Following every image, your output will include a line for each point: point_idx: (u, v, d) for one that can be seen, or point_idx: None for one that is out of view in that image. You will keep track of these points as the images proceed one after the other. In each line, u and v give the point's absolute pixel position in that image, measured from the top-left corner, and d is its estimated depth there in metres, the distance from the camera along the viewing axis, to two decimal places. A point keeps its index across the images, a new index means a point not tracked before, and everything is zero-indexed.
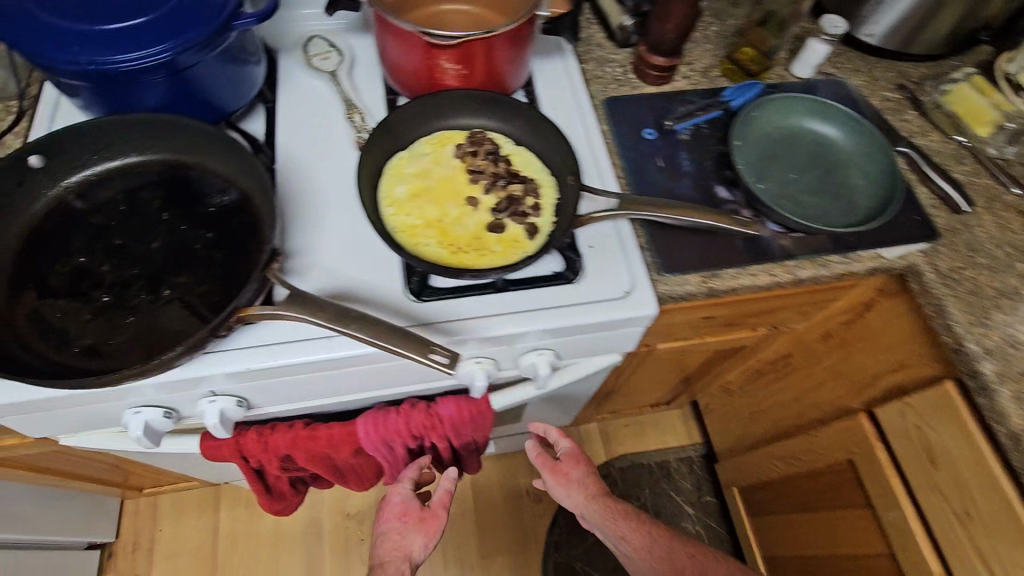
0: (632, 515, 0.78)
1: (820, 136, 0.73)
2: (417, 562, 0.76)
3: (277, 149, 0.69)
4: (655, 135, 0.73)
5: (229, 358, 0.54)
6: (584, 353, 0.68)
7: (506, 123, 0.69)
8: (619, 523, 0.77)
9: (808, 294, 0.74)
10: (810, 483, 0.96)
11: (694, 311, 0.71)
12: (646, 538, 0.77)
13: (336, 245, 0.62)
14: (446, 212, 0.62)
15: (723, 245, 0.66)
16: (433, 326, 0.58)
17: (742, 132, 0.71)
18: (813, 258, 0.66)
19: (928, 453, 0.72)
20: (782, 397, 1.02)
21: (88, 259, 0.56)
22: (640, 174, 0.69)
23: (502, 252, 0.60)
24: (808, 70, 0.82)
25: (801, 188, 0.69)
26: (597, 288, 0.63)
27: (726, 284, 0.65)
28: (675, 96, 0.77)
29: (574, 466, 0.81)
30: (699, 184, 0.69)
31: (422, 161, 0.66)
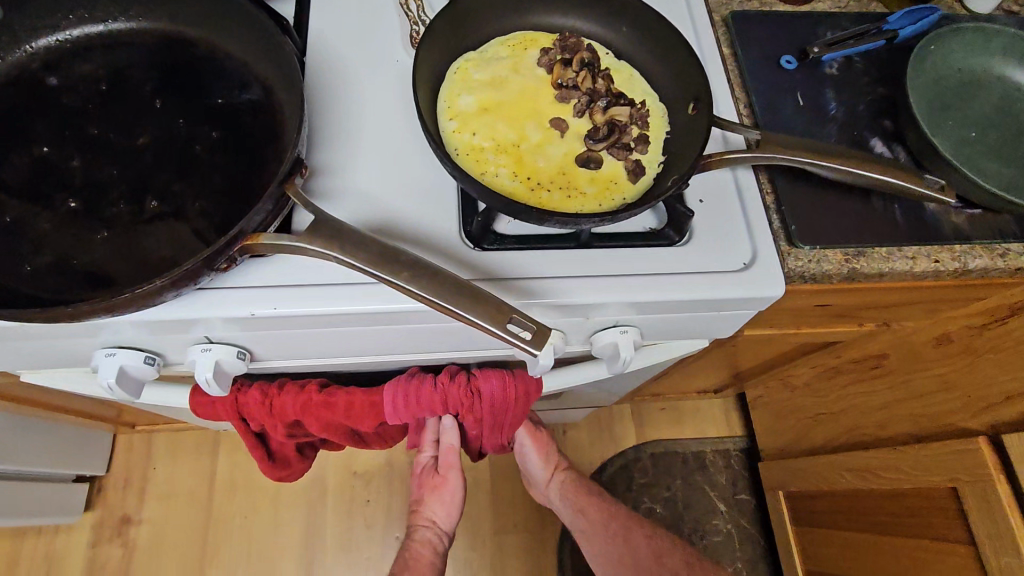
0: (594, 492, 0.87)
1: (1011, 87, 0.55)
2: (444, 528, 0.84)
3: (311, 37, 0.53)
4: (794, 65, 0.56)
5: (228, 299, 0.41)
6: (672, 335, 0.54)
7: (608, 30, 0.53)
8: (578, 497, 0.85)
9: (957, 289, 0.58)
10: (891, 504, 0.82)
11: (814, 297, 0.56)
12: (603, 514, 0.84)
13: (374, 165, 0.48)
14: (525, 135, 0.47)
15: (876, 216, 0.50)
16: (496, 283, 0.45)
17: (914, 71, 0.54)
18: (988, 244, 0.51)
19: None
20: (863, 402, 0.87)
21: (55, 150, 0.43)
22: (771, 113, 0.53)
23: (596, 195, 0.45)
24: (990, 3, 0.63)
25: (985, 151, 0.52)
26: (709, 255, 0.48)
27: (874, 267, 0.49)
28: (819, 19, 0.60)
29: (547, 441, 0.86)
30: (848, 134, 0.53)
31: (496, 66, 0.50)
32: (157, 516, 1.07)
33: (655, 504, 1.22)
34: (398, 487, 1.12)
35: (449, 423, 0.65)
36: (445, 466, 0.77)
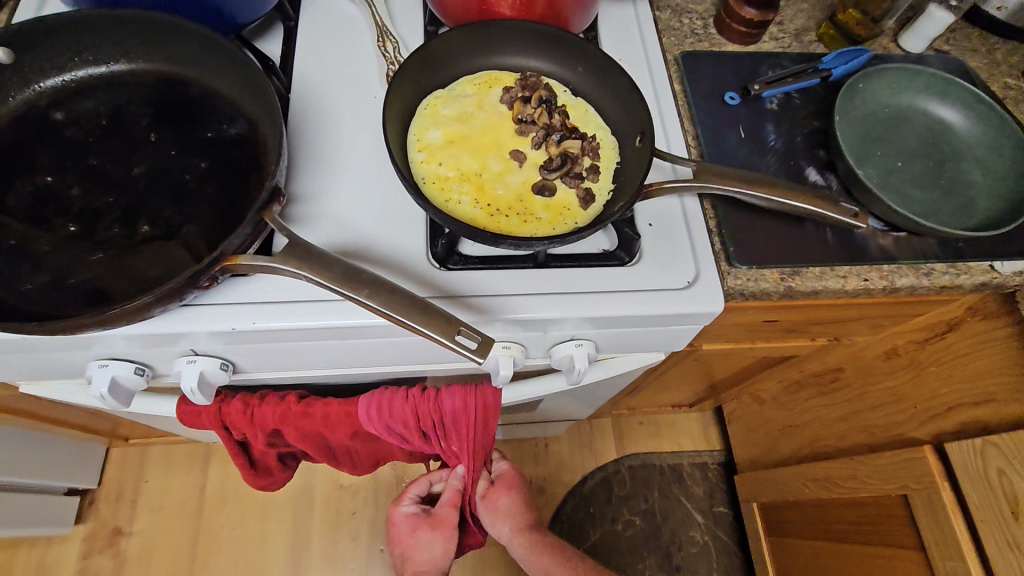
0: (555, 550, 0.89)
1: (934, 120, 0.61)
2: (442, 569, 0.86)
3: (295, 75, 0.58)
4: (738, 100, 0.61)
5: (212, 314, 0.45)
6: (628, 348, 0.58)
7: (566, 70, 0.58)
8: (540, 555, 0.88)
9: (895, 306, 0.62)
10: (850, 513, 0.85)
11: (761, 313, 0.60)
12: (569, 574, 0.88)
13: (350, 192, 0.52)
14: (486, 166, 0.52)
15: (809, 239, 0.55)
16: (459, 300, 0.49)
17: (844, 107, 0.59)
18: (914, 265, 0.56)
19: (1013, 503, 0.60)
20: (826, 415, 0.91)
21: (57, 179, 0.47)
22: (716, 144, 0.58)
23: (549, 220, 0.50)
24: (921, 44, 0.69)
25: (908, 179, 0.58)
26: (655, 275, 0.52)
27: (809, 285, 0.54)
28: (762, 59, 0.66)
29: (503, 493, 0.88)
30: (786, 164, 0.58)
31: (462, 103, 0.55)
32: (147, 528, 1.09)
33: (634, 516, 1.25)
34: (383, 499, 1.14)
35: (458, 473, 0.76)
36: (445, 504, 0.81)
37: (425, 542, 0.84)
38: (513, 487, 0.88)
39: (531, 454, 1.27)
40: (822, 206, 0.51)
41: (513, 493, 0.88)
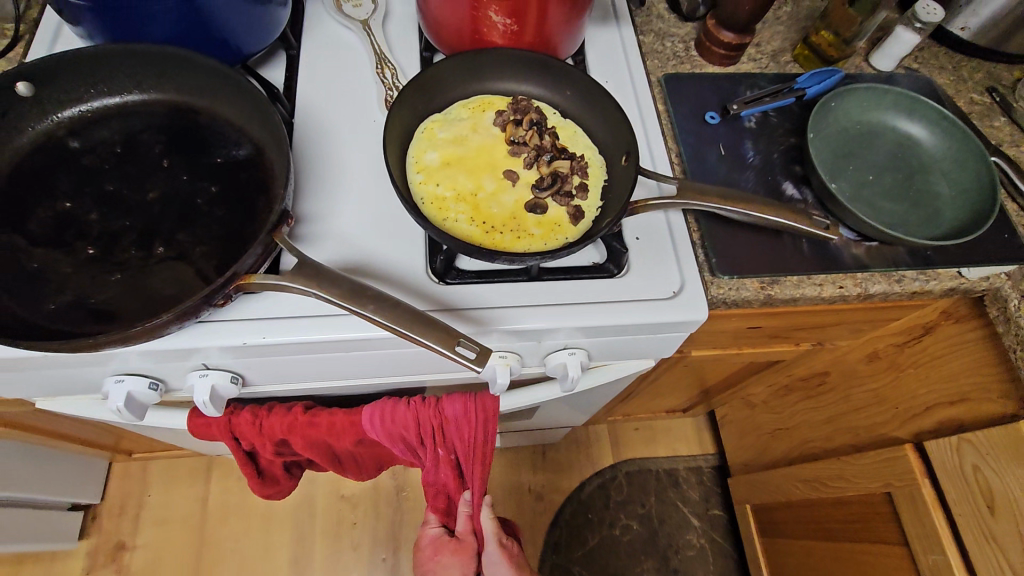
0: None
1: (902, 136, 0.65)
2: None
3: (298, 102, 0.62)
4: (718, 119, 0.65)
5: (224, 330, 0.47)
6: (618, 355, 0.61)
7: (555, 93, 0.61)
8: None
9: (872, 311, 0.66)
10: (838, 512, 0.88)
11: (745, 320, 0.63)
12: None
13: (353, 213, 0.55)
14: (481, 186, 0.55)
15: (787, 249, 0.58)
16: (457, 313, 0.52)
17: (817, 125, 0.63)
18: (887, 272, 0.59)
19: (987, 497, 0.64)
20: (813, 418, 0.94)
21: (76, 205, 0.50)
22: (698, 162, 0.62)
23: (542, 236, 0.53)
24: (890, 62, 0.74)
25: (878, 192, 0.61)
26: (642, 286, 0.55)
27: (787, 293, 0.57)
28: (740, 80, 0.70)
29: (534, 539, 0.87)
30: (764, 179, 0.62)
31: (458, 126, 0.58)
32: (150, 543, 1.11)
33: (631, 521, 1.27)
34: (384, 509, 1.16)
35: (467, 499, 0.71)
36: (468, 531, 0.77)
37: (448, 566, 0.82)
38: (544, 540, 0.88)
39: (529, 462, 1.30)
40: (796, 219, 0.55)
41: None
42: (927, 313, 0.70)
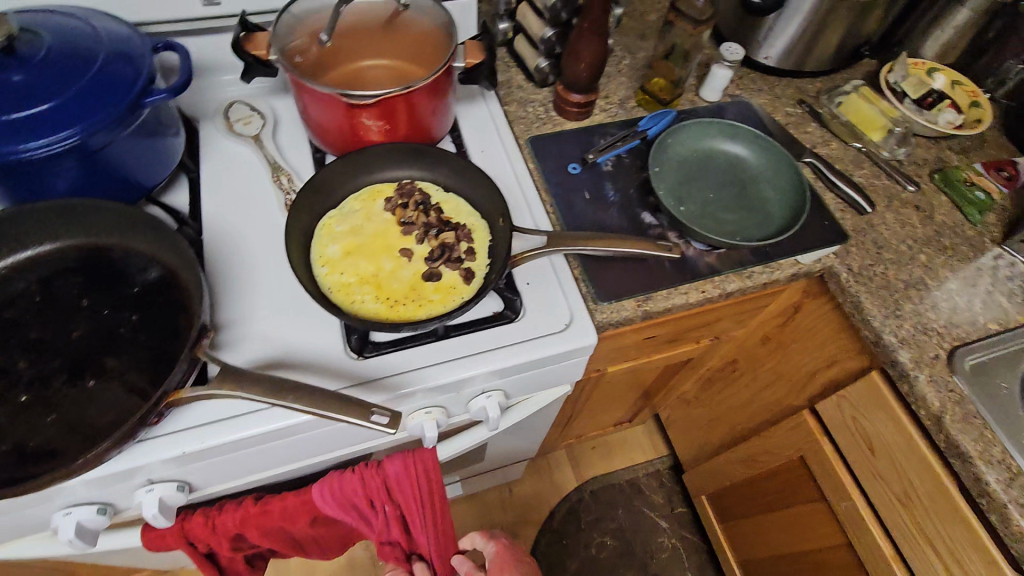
0: None
1: (731, 155, 0.77)
2: None
3: (204, 219, 0.68)
4: (579, 169, 0.75)
5: (163, 444, 0.52)
6: (533, 388, 0.69)
7: (435, 172, 0.70)
8: None
9: (742, 303, 0.77)
10: (771, 481, 0.98)
11: (635, 333, 0.73)
12: None
13: (270, 313, 0.61)
14: (381, 267, 0.62)
15: (653, 269, 0.69)
16: (377, 383, 0.58)
17: (660, 160, 0.75)
18: (738, 271, 0.70)
19: (866, 440, 0.75)
20: (734, 402, 1.05)
21: (3, 357, 0.54)
22: (569, 209, 0.72)
23: (440, 300, 0.60)
24: (716, 94, 0.88)
25: (720, 207, 0.73)
26: (537, 325, 0.64)
27: (661, 306, 0.67)
28: (594, 130, 0.81)
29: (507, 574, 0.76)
30: (626, 213, 0.72)
31: (353, 218, 0.65)
32: None
33: (605, 537, 1.33)
34: None
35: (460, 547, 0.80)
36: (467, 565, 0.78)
37: None
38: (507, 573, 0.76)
39: (498, 501, 1.34)
40: (649, 247, 0.65)
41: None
42: (790, 297, 0.83)
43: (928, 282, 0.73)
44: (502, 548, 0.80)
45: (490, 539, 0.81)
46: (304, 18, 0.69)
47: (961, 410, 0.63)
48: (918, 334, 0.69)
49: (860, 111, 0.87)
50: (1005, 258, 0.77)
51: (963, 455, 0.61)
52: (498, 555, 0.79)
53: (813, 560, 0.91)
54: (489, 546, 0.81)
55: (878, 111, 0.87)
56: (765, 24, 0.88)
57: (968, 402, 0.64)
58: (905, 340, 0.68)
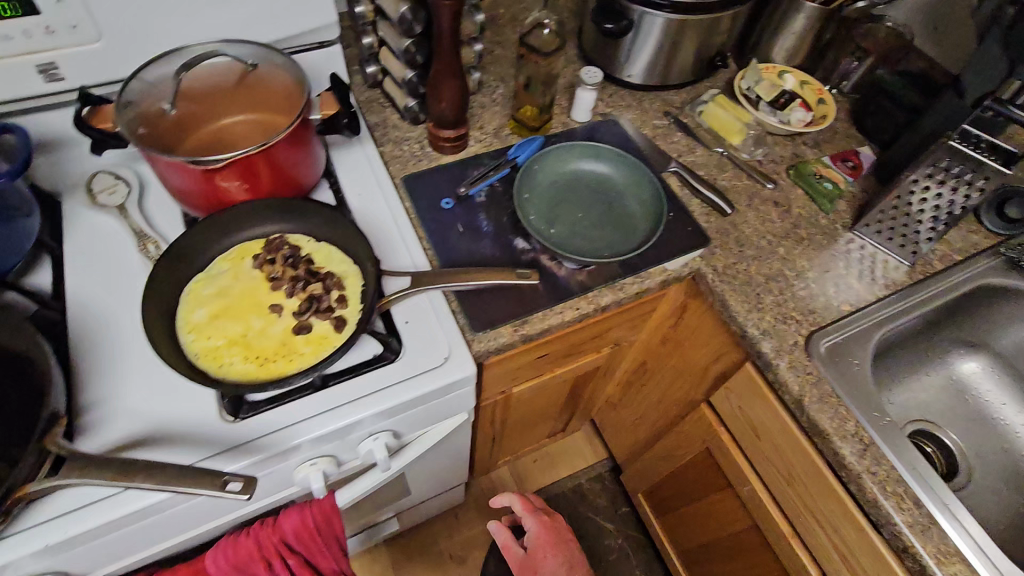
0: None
1: (597, 173, 0.81)
2: None
3: (67, 297, 0.66)
4: (452, 203, 0.78)
5: (19, 542, 0.50)
6: (425, 423, 0.70)
7: (305, 222, 0.70)
8: None
9: (625, 312, 0.81)
10: (688, 474, 1.02)
11: (523, 355, 0.76)
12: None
13: (138, 387, 0.60)
14: (250, 326, 0.63)
15: (527, 293, 0.71)
16: (253, 444, 0.58)
17: (528, 186, 0.78)
18: (609, 285, 0.73)
19: (752, 426, 0.79)
20: (649, 400, 1.09)
21: None
22: (445, 244, 0.74)
23: (311, 352, 0.61)
24: (586, 114, 0.91)
25: (589, 225, 0.77)
26: (415, 363, 0.65)
27: (537, 328, 0.70)
28: (468, 162, 0.83)
29: (550, 552, 0.85)
30: (500, 242, 0.75)
31: (220, 280, 0.65)
32: None
33: None
34: None
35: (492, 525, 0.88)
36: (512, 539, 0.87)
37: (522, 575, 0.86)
38: (552, 551, 0.85)
39: (445, 528, 1.34)
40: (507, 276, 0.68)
41: (554, 557, 0.84)
42: (676, 297, 0.87)
43: (786, 273, 0.79)
44: (545, 525, 0.88)
45: (533, 516, 0.89)
46: (155, 84, 0.69)
47: (816, 391, 0.69)
48: (779, 324, 0.74)
49: (718, 119, 0.93)
50: (856, 242, 0.84)
51: (822, 432, 0.67)
52: (538, 532, 0.87)
53: (731, 544, 0.95)
54: (530, 522, 0.88)
55: (733, 117, 0.93)
56: (623, 47, 0.92)
57: (824, 382, 0.69)
58: (767, 331, 0.73)
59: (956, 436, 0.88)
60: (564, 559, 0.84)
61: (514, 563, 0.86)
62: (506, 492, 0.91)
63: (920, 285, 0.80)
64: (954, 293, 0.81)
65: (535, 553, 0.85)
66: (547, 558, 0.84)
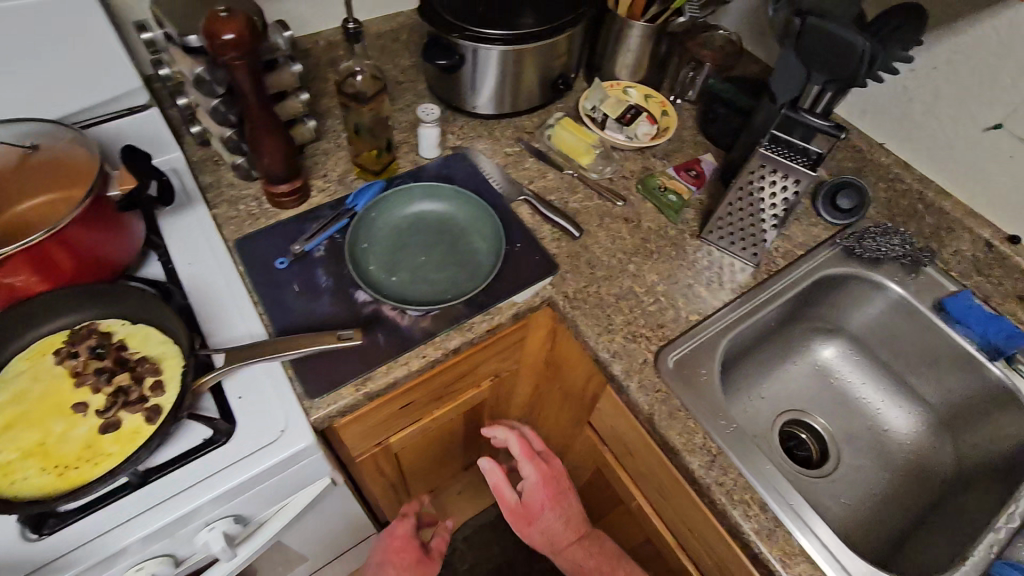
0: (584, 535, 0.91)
1: (440, 214, 0.80)
2: (537, 537, 0.92)
3: None
4: (288, 262, 0.75)
5: None
6: (275, 500, 0.67)
7: (117, 305, 0.66)
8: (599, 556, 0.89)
9: (486, 350, 0.80)
10: (590, 492, 1.02)
11: (382, 410, 0.74)
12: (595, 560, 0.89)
13: None
14: (49, 432, 0.58)
15: (369, 348, 0.69)
16: (57, 562, 0.55)
17: (368, 235, 0.77)
18: (457, 326, 0.72)
19: (624, 445, 0.81)
20: (548, 423, 1.08)
21: None
22: (281, 307, 0.71)
23: (119, 451, 0.57)
24: (434, 151, 0.90)
25: (432, 268, 0.76)
26: (247, 442, 0.62)
27: (381, 383, 0.68)
28: (308, 215, 0.81)
29: (552, 503, 0.89)
30: (339, 297, 0.72)
31: (16, 383, 0.61)
32: None
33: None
34: None
35: (487, 466, 0.88)
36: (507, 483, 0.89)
37: (518, 514, 0.91)
38: (555, 502, 0.89)
39: None
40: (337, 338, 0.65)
41: (557, 506, 0.90)
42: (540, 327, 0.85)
43: (636, 290, 0.80)
44: (546, 473, 0.90)
45: (532, 463, 0.90)
46: None
47: (665, 407, 0.70)
48: (628, 343, 0.75)
49: (565, 143, 0.94)
50: (705, 250, 0.86)
51: (672, 448, 0.68)
52: (539, 478, 0.89)
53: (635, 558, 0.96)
54: (528, 469, 0.89)
55: (580, 138, 0.94)
56: (464, 79, 0.92)
57: (672, 398, 0.71)
58: (618, 353, 0.74)
59: (824, 421, 0.91)
60: (563, 511, 0.90)
61: (508, 506, 0.90)
62: (504, 431, 0.91)
63: (763, 286, 0.83)
64: (796, 289, 0.84)
65: (534, 502, 0.89)
66: (549, 509, 0.89)
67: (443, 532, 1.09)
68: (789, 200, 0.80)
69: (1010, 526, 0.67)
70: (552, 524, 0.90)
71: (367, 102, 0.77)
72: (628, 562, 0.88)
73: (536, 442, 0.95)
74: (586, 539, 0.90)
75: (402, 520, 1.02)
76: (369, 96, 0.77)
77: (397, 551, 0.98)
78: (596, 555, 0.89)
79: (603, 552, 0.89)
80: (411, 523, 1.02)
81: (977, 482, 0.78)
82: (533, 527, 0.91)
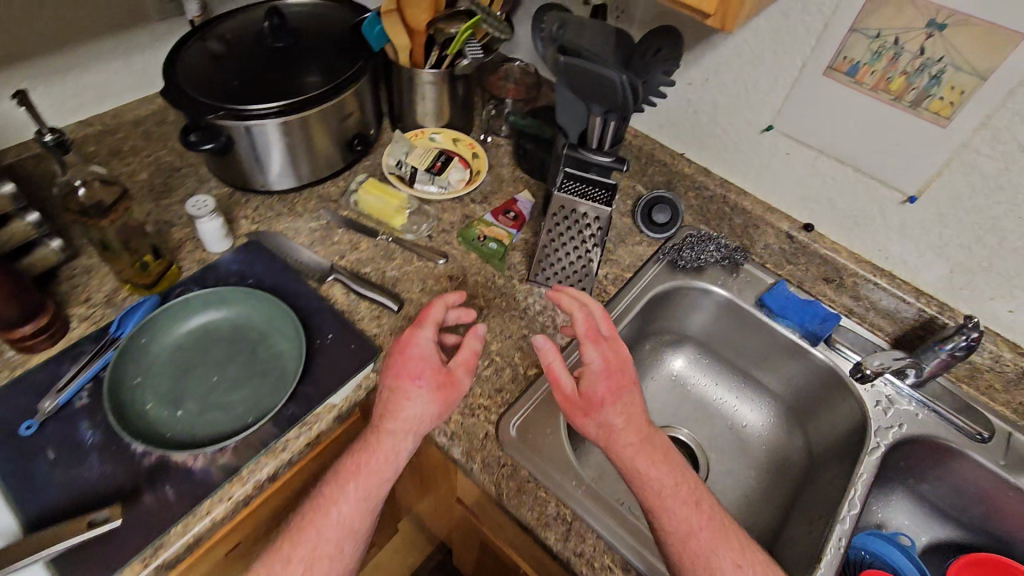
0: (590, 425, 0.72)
1: (233, 321, 0.71)
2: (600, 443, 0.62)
3: None
4: (39, 424, 0.62)
5: None
6: None
7: None
8: (668, 478, 0.60)
9: (314, 463, 0.70)
10: (486, 560, 0.96)
11: (196, 568, 0.63)
12: (676, 483, 0.60)
13: None
14: None
15: (153, 509, 0.58)
16: None
17: (141, 367, 0.65)
18: (265, 452, 0.62)
19: (493, 520, 0.75)
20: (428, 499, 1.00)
21: None
22: (31, 486, 0.58)
23: None
24: (222, 243, 0.79)
25: (227, 388, 0.66)
26: None
27: (177, 548, 0.56)
28: (64, 355, 0.67)
29: (615, 395, 0.63)
30: (110, 453, 0.60)
31: None
32: None
33: None
34: None
35: (541, 342, 0.63)
36: (560, 367, 0.63)
37: (568, 400, 0.64)
38: (620, 394, 0.63)
39: None
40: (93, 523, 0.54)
41: (621, 404, 0.62)
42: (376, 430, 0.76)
43: None
44: (610, 362, 0.64)
45: (597, 348, 0.64)
46: None
47: (514, 482, 0.65)
48: (466, 419, 0.69)
49: (374, 206, 0.87)
50: (535, 293, 0.83)
51: (528, 526, 0.63)
52: (607, 367, 0.64)
53: None
54: (592, 354, 0.64)
55: (387, 199, 0.87)
56: (243, 160, 0.82)
57: (520, 469, 0.66)
58: (456, 433, 0.68)
59: (689, 430, 0.90)
60: (625, 410, 0.62)
61: (560, 393, 0.64)
62: (568, 301, 0.68)
63: None
64: (630, 314, 0.84)
65: (593, 394, 0.63)
66: (609, 403, 0.62)
67: (475, 341, 0.64)
68: (597, 239, 0.80)
69: (853, 513, 0.69)
70: (611, 424, 0.62)
71: (106, 214, 0.67)
72: (693, 476, 0.61)
73: (603, 325, 0.68)
74: (651, 446, 0.61)
75: (414, 331, 0.64)
76: (109, 205, 0.67)
77: (409, 373, 0.61)
78: (660, 465, 0.60)
79: (671, 464, 0.61)
80: (482, 327, 0.65)
81: (826, 464, 0.81)
82: (591, 425, 0.62)
